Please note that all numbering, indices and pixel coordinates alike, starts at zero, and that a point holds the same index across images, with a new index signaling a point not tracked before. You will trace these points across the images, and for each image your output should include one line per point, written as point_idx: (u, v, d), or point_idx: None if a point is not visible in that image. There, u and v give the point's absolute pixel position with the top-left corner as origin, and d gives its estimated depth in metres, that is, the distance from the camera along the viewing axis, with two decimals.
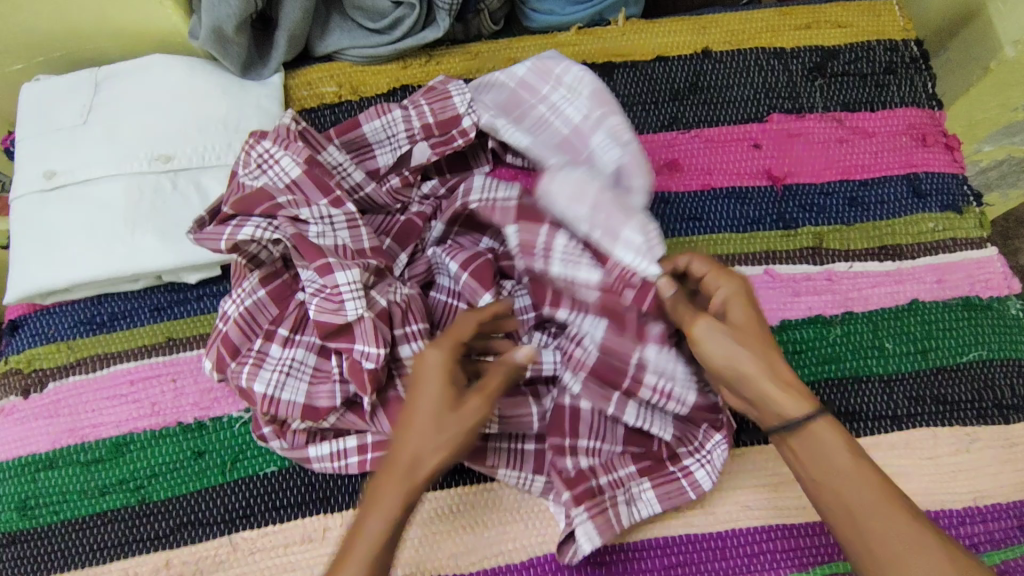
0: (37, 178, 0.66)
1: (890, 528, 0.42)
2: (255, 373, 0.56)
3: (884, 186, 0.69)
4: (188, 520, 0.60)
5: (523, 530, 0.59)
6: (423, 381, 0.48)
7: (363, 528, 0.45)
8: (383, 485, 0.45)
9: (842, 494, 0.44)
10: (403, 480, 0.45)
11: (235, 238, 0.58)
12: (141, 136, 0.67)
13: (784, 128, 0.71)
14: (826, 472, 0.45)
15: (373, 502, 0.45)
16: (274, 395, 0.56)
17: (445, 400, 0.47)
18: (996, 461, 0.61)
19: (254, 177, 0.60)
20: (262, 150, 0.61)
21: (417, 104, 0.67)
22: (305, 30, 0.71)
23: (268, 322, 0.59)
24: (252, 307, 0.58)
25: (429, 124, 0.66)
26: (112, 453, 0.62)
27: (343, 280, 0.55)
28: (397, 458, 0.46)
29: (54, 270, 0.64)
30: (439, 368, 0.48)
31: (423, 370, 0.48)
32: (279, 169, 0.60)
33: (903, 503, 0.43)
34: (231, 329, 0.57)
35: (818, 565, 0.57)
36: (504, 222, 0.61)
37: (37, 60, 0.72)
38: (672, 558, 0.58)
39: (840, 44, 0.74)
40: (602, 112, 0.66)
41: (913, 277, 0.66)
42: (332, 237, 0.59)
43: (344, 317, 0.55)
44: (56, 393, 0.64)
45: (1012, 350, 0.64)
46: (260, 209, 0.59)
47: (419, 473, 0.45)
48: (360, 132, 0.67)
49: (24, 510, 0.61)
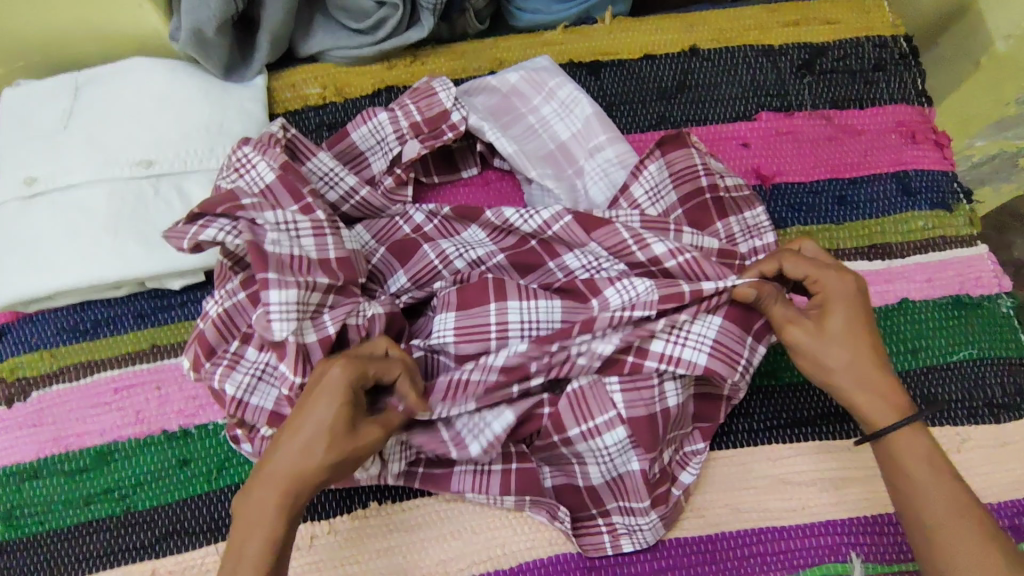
0: (17, 185, 0.65)
1: (951, 542, 0.46)
2: (226, 375, 0.55)
3: (874, 184, 0.69)
4: (175, 529, 0.60)
5: (511, 536, 0.58)
6: (321, 399, 0.45)
7: (244, 546, 0.44)
8: (264, 508, 0.44)
9: (921, 508, 0.47)
10: (280, 494, 0.44)
11: (198, 239, 0.55)
12: (123, 141, 0.66)
13: (773, 127, 0.70)
14: (919, 466, 0.48)
15: (255, 522, 0.44)
16: (243, 398, 0.56)
17: (330, 429, 0.45)
18: (987, 460, 0.60)
19: (229, 179, 0.60)
20: (241, 153, 0.60)
21: (400, 106, 0.66)
22: (287, 31, 0.70)
23: (246, 326, 0.57)
24: (230, 309, 0.57)
25: (417, 121, 0.66)
26: (97, 462, 0.62)
27: (276, 300, 0.52)
28: (285, 480, 0.44)
29: (35, 278, 0.63)
30: (338, 388, 0.46)
31: (324, 385, 0.46)
32: (255, 173, 0.59)
33: (972, 529, 0.46)
34: (207, 328, 0.57)
35: (808, 567, 0.57)
36: (577, 241, 0.59)
37: (18, 65, 0.71)
38: (661, 563, 0.58)
39: (829, 41, 0.73)
40: (591, 129, 0.66)
41: (904, 276, 0.66)
42: (288, 246, 0.55)
43: (272, 337, 0.53)
44: (40, 402, 0.64)
45: (1002, 348, 0.64)
46: (222, 208, 0.55)
47: (291, 488, 0.44)
48: (349, 142, 0.67)
49: (9, 521, 0.61)
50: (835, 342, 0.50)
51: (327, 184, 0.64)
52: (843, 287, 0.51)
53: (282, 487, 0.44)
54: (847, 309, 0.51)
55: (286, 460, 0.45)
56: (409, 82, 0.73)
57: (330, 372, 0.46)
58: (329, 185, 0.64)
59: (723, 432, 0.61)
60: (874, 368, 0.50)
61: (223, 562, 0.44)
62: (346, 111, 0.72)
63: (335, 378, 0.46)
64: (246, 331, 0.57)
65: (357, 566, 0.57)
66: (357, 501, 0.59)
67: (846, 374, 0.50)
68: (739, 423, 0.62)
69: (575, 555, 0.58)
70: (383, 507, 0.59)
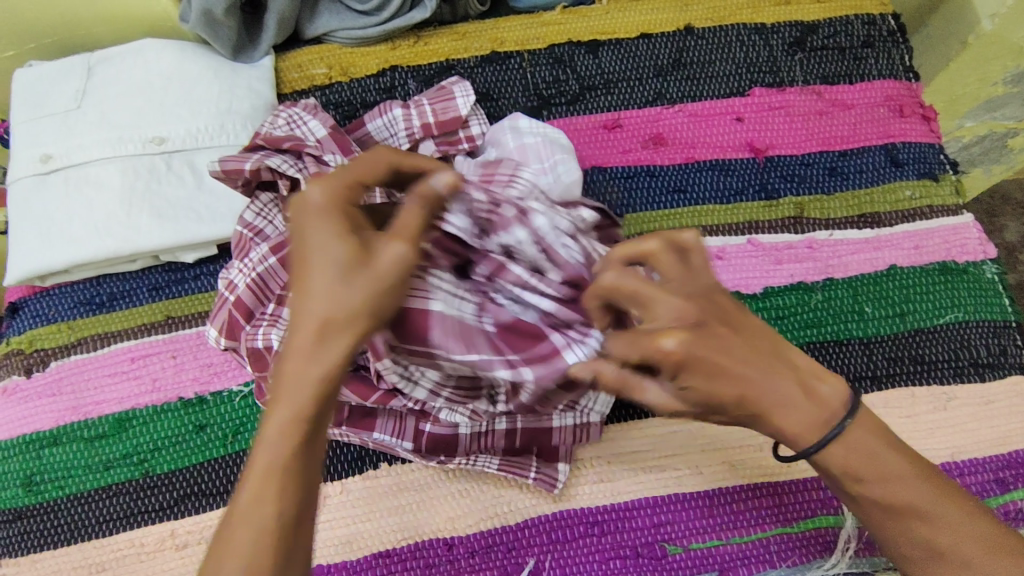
0: (33, 162, 0.67)
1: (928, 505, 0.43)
2: (267, 333, 0.56)
3: (863, 156, 0.71)
4: (192, 491, 0.62)
5: (517, 493, 0.61)
6: (305, 225, 0.41)
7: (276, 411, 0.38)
8: (302, 367, 0.38)
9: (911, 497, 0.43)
10: (316, 335, 0.38)
11: (261, 163, 0.59)
12: (135, 120, 0.68)
13: (766, 102, 0.73)
14: (881, 476, 0.43)
15: (283, 384, 0.39)
16: (281, 355, 0.55)
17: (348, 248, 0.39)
18: (973, 417, 0.63)
19: (279, 130, 0.64)
20: (293, 112, 0.65)
21: (417, 106, 0.67)
22: (294, 13, 0.72)
23: (279, 288, 0.58)
24: (263, 273, 0.59)
25: (429, 123, 0.67)
26: (115, 428, 0.64)
27: None
28: (301, 333, 0.39)
29: (53, 251, 0.65)
30: (326, 210, 0.41)
31: (303, 210, 0.41)
32: (306, 130, 0.64)
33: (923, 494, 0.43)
34: (243, 293, 0.59)
35: (802, 520, 0.60)
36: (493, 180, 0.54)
37: (29, 47, 0.73)
38: (662, 516, 0.60)
39: (819, 19, 0.75)
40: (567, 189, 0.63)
41: (892, 243, 0.68)
42: None
43: None
44: (58, 372, 0.66)
45: (988, 312, 0.66)
46: (287, 145, 0.61)
47: (335, 318, 0.38)
48: (365, 131, 0.69)
49: (29, 486, 0.63)
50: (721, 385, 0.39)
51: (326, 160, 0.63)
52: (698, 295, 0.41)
53: (305, 334, 0.38)
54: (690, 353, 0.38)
55: (298, 314, 0.39)
56: (413, 62, 0.74)
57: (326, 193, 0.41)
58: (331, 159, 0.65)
59: None
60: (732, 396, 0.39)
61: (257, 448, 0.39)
62: (352, 91, 0.74)
63: (318, 195, 0.41)
64: (281, 294, 0.58)
65: (370, 523, 0.60)
66: (368, 462, 0.62)
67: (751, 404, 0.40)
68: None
69: (579, 511, 0.60)
70: (392, 468, 0.62)
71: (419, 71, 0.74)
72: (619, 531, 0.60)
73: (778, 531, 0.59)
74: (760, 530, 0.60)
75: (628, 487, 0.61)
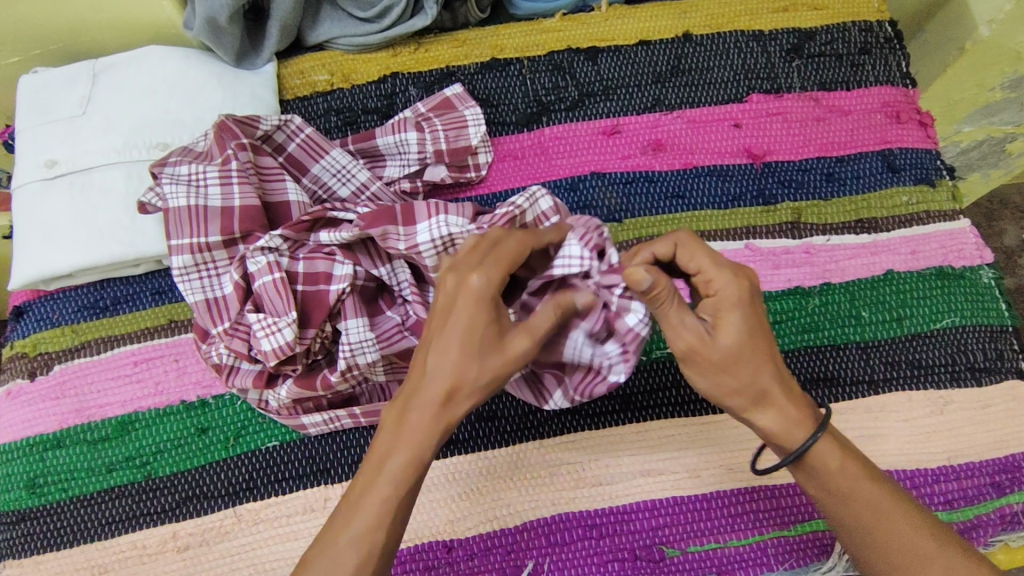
0: (38, 167, 0.68)
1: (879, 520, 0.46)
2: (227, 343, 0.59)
3: (860, 162, 0.72)
4: (193, 494, 0.62)
5: (516, 496, 0.61)
6: (451, 308, 0.42)
7: (385, 465, 0.41)
8: (408, 441, 0.41)
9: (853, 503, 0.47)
10: (437, 405, 0.41)
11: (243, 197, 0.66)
12: (140, 126, 0.69)
13: (763, 108, 0.73)
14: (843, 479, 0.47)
15: (392, 450, 0.41)
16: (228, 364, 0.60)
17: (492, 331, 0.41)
18: (969, 421, 0.63)
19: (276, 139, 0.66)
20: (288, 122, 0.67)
21: (432, 130, 0.69)
22: (296, 20, 0.73)
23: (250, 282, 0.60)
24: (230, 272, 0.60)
25: (442, 149, 0.69)
26: (118, 431, 0.64)
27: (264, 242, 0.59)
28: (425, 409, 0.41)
29: (57, 256, 0.65)
30: (474, 297, 0.41)
31: (451, 298, 0.42)
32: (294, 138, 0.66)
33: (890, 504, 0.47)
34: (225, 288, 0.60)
35: (799, 523, 0.60)
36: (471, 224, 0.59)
37: (34, 53, 0.74)
38: (659, 520, 0.60)
39: (816, 26, 0.76)
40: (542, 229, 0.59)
41: (888, 248, 0.69)
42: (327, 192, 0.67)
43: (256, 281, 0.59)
44: (62, 376, 0.66)
45: (984, 317, 0.67)
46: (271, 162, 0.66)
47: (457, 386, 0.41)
48: (374, 144, 0.70)
49: (32, 488, 0.63)
50: (734, 373, 0.45)
51: (341, 180, 0.67)
52: (734, 290, 0.45)
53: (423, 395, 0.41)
54: (742, 348, 0.45)
55: (437, 375, 0.41)
56: (414, 69, 0.75)
57: (466, 279, 0.41)
58: (342, 181, 0.67)
59: (715, 399, 0.64)
60: (735, 379, 0.46)
61: (349, 503, 0.42)
62: (353, 97, 0.75)
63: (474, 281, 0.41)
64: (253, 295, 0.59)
65: None
66: None
67: (753, 390, 0.46)
68: (667, 397, 0.63)
69: (577, 515, 0.61)
70: None
71: (420, 78, 0.75)
72: (617, 535, 0.60)
73: (775, 535, 0.60)
74: (756, 533, 0.60)
75: (628, 489, 0.61)
